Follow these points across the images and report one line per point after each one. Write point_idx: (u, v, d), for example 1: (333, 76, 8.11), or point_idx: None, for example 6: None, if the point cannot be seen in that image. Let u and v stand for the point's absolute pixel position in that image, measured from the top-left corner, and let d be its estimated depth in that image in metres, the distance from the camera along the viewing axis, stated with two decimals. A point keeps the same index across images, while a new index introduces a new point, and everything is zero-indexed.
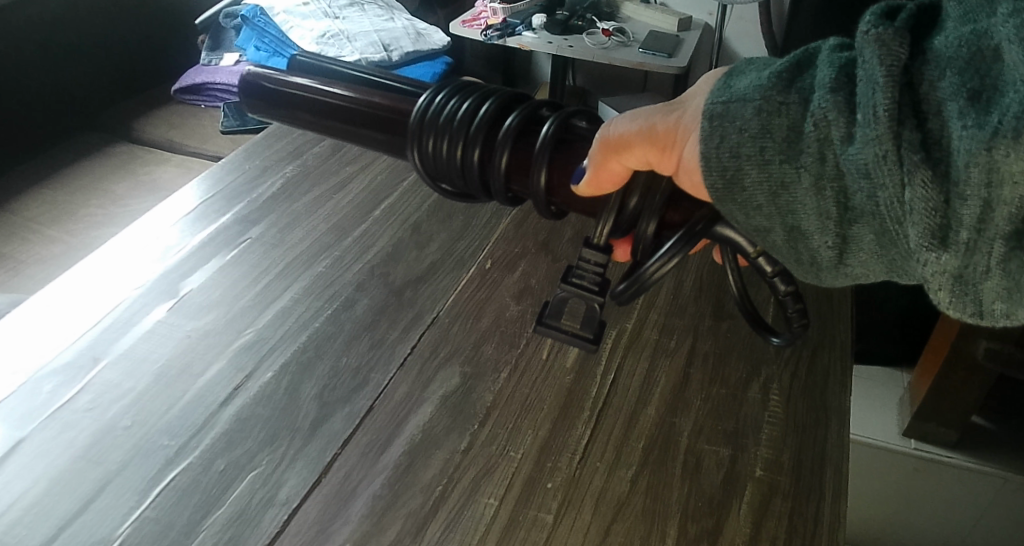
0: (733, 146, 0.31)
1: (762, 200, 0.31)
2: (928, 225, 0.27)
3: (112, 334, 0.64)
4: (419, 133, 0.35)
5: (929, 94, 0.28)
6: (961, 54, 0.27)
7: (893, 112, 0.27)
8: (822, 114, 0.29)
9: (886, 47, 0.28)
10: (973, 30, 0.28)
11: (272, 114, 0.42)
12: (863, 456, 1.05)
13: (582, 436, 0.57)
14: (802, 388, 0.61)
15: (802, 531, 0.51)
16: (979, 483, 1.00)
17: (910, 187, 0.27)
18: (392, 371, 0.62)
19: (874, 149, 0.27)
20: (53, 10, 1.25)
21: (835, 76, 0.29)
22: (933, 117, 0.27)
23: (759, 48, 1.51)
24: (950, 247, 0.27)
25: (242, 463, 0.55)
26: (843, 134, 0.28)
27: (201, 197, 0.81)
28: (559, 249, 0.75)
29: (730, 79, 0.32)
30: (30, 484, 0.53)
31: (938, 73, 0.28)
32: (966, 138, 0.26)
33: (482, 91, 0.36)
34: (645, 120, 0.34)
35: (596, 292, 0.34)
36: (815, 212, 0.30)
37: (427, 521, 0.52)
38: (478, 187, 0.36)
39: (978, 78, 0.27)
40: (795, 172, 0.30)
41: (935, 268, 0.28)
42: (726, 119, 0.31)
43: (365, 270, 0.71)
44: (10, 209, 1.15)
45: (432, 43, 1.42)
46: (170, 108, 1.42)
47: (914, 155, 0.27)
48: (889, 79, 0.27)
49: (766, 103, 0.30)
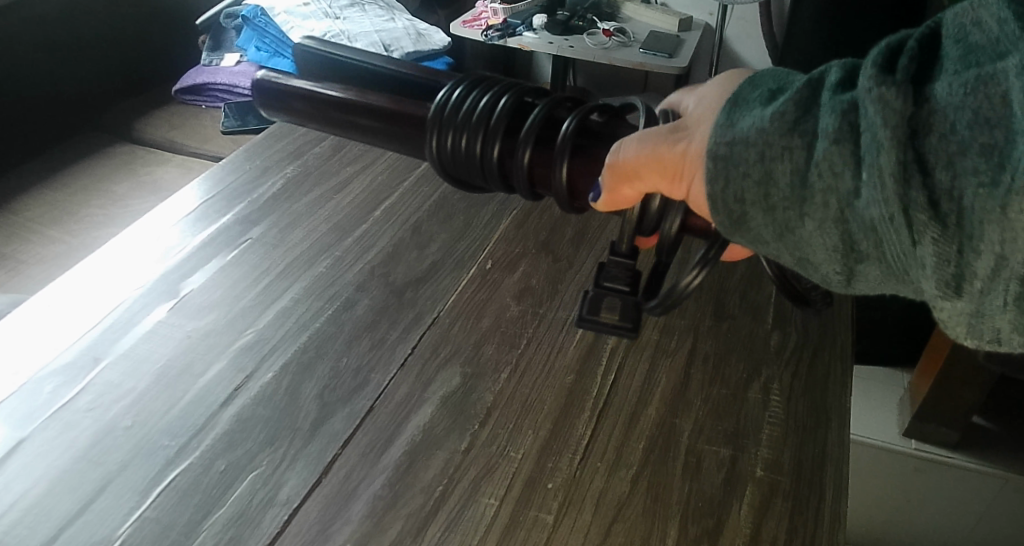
0: (738, 192, 0.30)
1: (769, 240, 0.31)
2: (939, 277, 0.27)
3: (113, 334, 0.64)
4: (438, 127, 0.35)
5: (937, 148, 0.26)
6: (968, 105, 0.26)
7: (899, 173, 0.26)
8: (827, 165, 0.28)
9: (889, 109, 0.26)
10: (979, 74, 0.26)
11: (282, 111, 0.41)
12: (863, 457, 1.05)
13: (582, 436, 0.57)
14: (802, 389, 0.61)
15: (803, 532, 0.51)
16: (979, 484, 1.00)
17: (922, 244, 0.27)
18: (393, 370, 0.62)
19: (881, 208, 0.27)
20: (53, 9, 1.25)
21: (837, 125, 0.28)
22: (939, 168, 0.26)
23: (760, 48, 1.51)
24: (964, 295, 0.27)
25: (242, 464, 0.55)
26: (851, 186, 0.28)
27: (202, 196, 0.81)
28: (560, 250, 0.75)
29: (733, 114, 0.31)
30: (30, 485, 0.53)
31: (946, 125, 0.26)
32: (982, 196, 0.25)
33: (503, 86, 0.36)
34: (654, 145, 0.32)
35: (628, 291, 0.37)
36: (822, 252, 0.30)
37: (427, 522, 0.51)
38: (497, 182, 0.36)
39: (989, 129, 0.26)
40: (800, 219, 0.29)
41: (948, 311, 0.28)
42: (729, 163, 0.30)
43: (365, 270, 0.71)
44: (10, 208, 1.15)
45: (432, 44, 1.42)
46: (170, 108, 1.42)
47: (922, 215, 0.26)
48: (894, 141, 0.26)
49: (769, 148, 0.29)
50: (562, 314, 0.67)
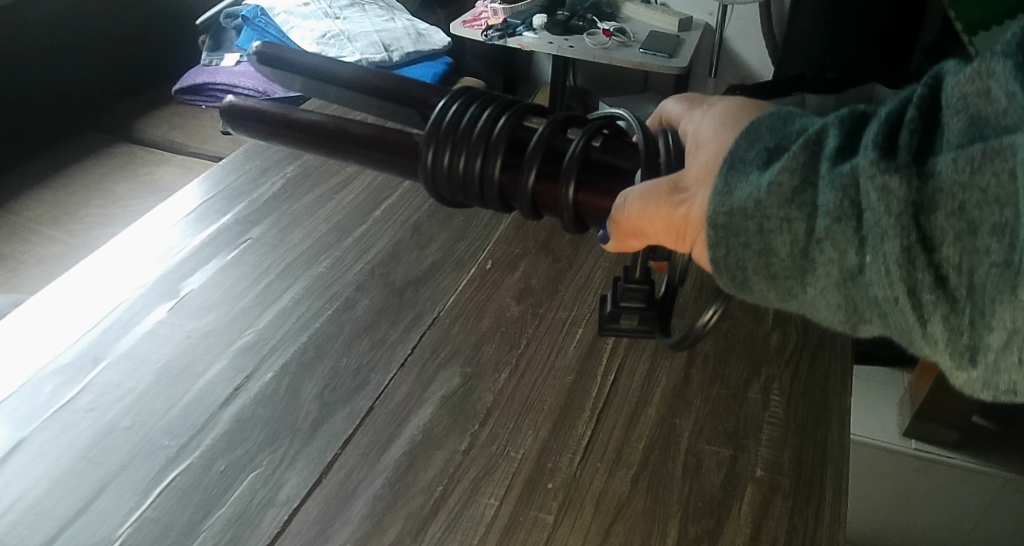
0: (740, 260, 0.31)
1: (774, 300, 0.32)
2: (953, 349, 0.28)
3: (112, 335, 0.64)
4: (434, 143, 0.31)
5: (943, 228, 0.27)
6: (974, 183, 0.26)
7: (903, 260, 0.27)
8: (829, 244, 0.29)
9: (892, 197, 0.27)
10: (984, 150, 0.26)
11: (246, 127, 0.36)
12: (862, 457, 1.05)
13: (582, 436, 0.57)
14: (802, 389, 0.61)
15: (802, 531, 0.51)
16: (979, 483, 1.00)
17: (931, 322, 0.28)
18: (393, 370, 0.62)
19: (886, 290, 0.28)
20: (53, 9, 1.25)
21: (840, 205, 0.28)
22: (946, 244, 0.27)
23: (760, 48, 1.51)
24: (978, 364, 0.28)
25: (242, 464, 0.55)
26: (855, 262, 0.29)
27: (201, 197, 0.81)
28: (559, 250, 0.75)
29: (731, 177, 0.31)
30: (29, 485, 0.53)
31: (954, 204, 0.27)
32: (995, 276, 0.27)
33: (501, 99, 0.33)
34: (664, 204, 0.31)
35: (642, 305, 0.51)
36: (824, 312, 0.31)
37: (427, 522, 0.51)
38: (495, 202, 0.32)
39: (998, 208, 0.26)
40: (802, 285, 0.31)
41: (965, 378, 0.29)
42: (730, 232, 0.31)
43: (365, 270, 0.71)
44: (10, 209, 1.15)
45: (432, 44, 1.42)
46: (170, 109, 1.42)
47: (930, 294, 0.28)
48: (898, 229, 0.27)
49: (767, 220, 0.30)
50: (562, 313, 0.67)
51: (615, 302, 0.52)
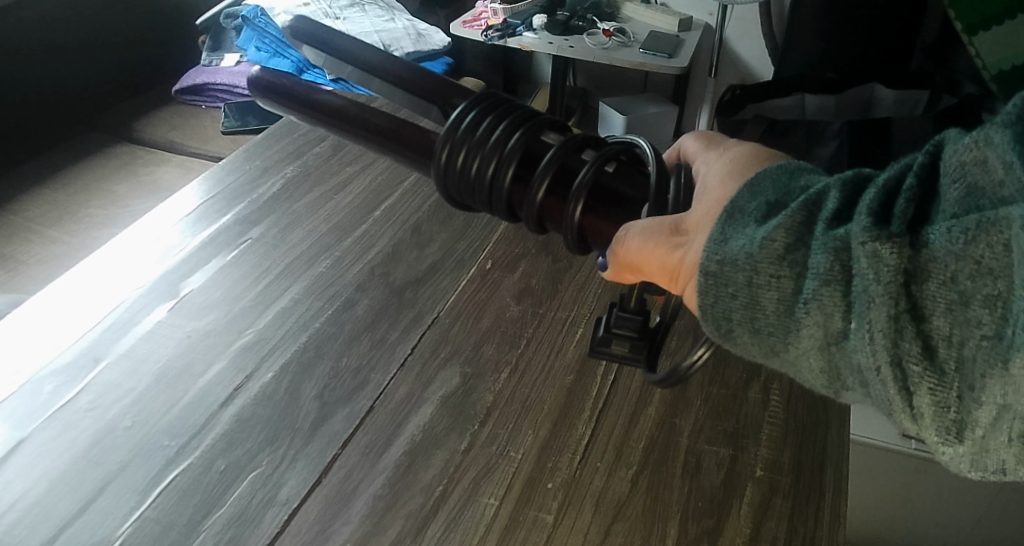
0: (724, 309, 0.31)
1: (757, 356, 0.32)
2: (938, 424, 0.27)
3: (113, 334, 0.64)
4: (447, 147, 0.31)
5: (936, 297, 0.26)
6: (968, 253, 0.26)
7: (889, 330, 0.26)
8: (817, 305, 0.28)
9: (883, 265, 0.26)
10: (979, 221, 0.25)
11: (259, 97, 0.35)
12: (863, 456, 1.04)
13: (582, 436, 0.57)
14: (801, 388, 0.61)
15: (802, 531, 0.51)
16: (976, 480, 1.01)
17: (917, 395, 0.27)
18: (393, 370, 0.62)
19: (870, 359, 0.27)
20: (53, 9, 1.25)
21: (830, 266, 0.27)
22: (937, 315, 0.27)
23: (760, 48, 1.51)
24: (965, 440, 0.27)
25: (242, 464, 0.55)
26: (840, 326, 0.28)
27: (202, 197, 0.81)
28: (559, 249, 0.75)
29: (727, 226, 0.31)
30: (30, 485, 0.53)
31: (946, 275, 0.26)
32: (985, 350, 0.26)
33: (520, 110, 0.32)
34: (660, 245, 0.31)
35: (636, 334, 0.42)
36: (808, 373, 0.30)
37: (427, 521, 0.52)
38: (501, 211, 0.32)
39: (992, 280, 0.25)
40: (785, 344, 0.30)
41: (949, 455, 0.28)
42: (718, 281, 0.30)
43: (365, 270, 0.71)
44: (10, 209, 1.15)
45: (432, 44, 1.42)
46: (170, 109, 1.42)
47: (917, 366, 0.27)
48: (887, 297, 0.26)
49: (756, 275, 0.29)
50: (562, 314, 0.67)
51: (605, 329, 0.43)
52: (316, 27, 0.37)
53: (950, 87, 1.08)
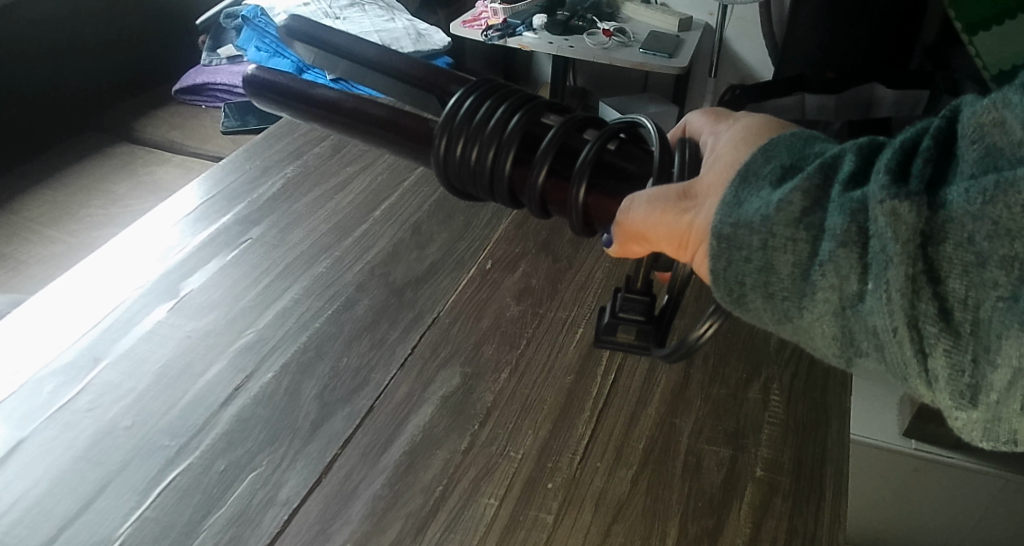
0: (738, 274, 0.30)
1: (769, 323, 0.31)
2: (953, 387, 0.27)
3: (113, 335, 0.64)
4: (446, 134, 0.31)
5: (950, 259, 0.26)
6: (988, 214, 0.25)
7: (907, 288, 0.26)
8: (831, 268, 0.28)
9: (900, 224, 0.26)
10: (998, 181, 0.25)
11: (256, 98, 0.35)
12: (862, 455, 1.04)
13: (582, 436, 0.57)
14: (802, 388, 0.61)
15: (803, 531, 0.51)
16: (977, 481, 1.00)
17: (932, 357, 0.27)
18: (393, 370, 0.62)
19: (886, 320, 0.27)
20: (53, 10, 1.25)
21: (846, 228, 0.28)
22: (953, 277, 0.26)
23: (759, 48, 1.51)
24: (979, 405, 0.27)
25: (242, 464, 0.55)
26: (856, 289, 0.28)
27: (202, 197, 0.81)
28: (559, 249, 0.75)
29: (742, 190, 0.31)
30: (31, 485, 0.53)
31: (963, 236, 0.26)
32: (1000, 312, 0.25)
33: (518, 94, 0.32)
34: (665, 209, 0.30)
35: (642, 318, 0.41)
36: (821, 341, 0.30)
37: (428, 522, 0.52)
38: (504, 198, 0.32)
39: (1008, 241, 0.25)
40: (799, 310, 0.30)
41: (963, 420, 0.28)
42: (732, 244, 0.30)
43: (365, 270, 0.71)
44: (10, 209, 1.15)
45: (432, 44, 1.41)
46: (170, 108, 1.42)
47: (933, 326, 0.26)
48: (904, 255, 0.26)
49: (772, 238, 0.29)
50: (562, 314, 0.67)
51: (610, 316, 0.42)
52: (311, 25, 0.38)
53: (950, 87, 1.08)
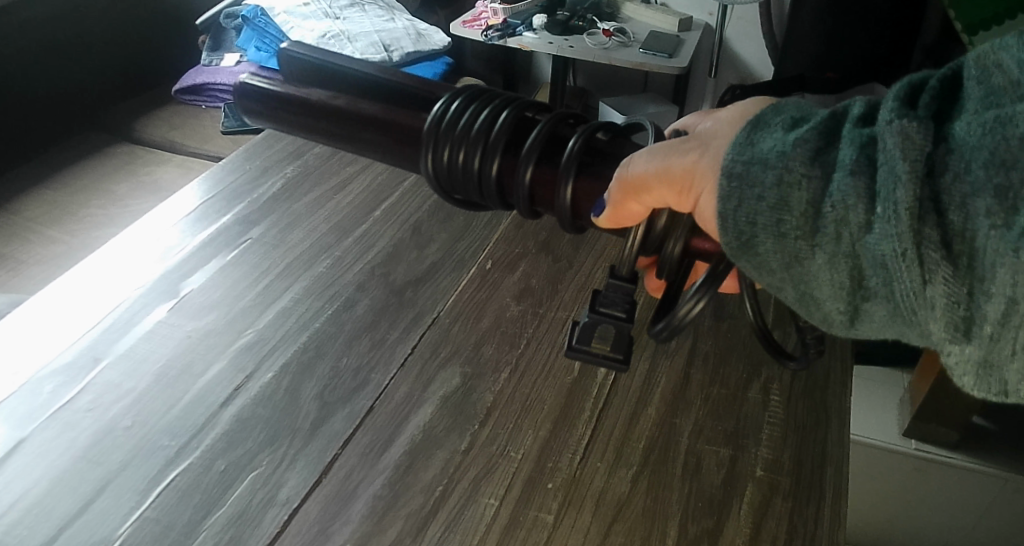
0: (750, 213, 0.29)
1: (774, 268, 0.30)
2: (948, 319, 0.27)
3: (112, 335, 0.64)
4: (433, 141, 0.32)
5: (952, 186, 0.27)
6: (986, 144, 0.26)
7: (914, 210, 0.26)
8: (842, 198, 0.28)
9: (909, 142, 0.27)
10: (998, 116, 0.27)
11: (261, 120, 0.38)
12: (862, 456, 1.05)
13: (582, 436, 0.57)
14: (802, 389, 0.61)
15: (803, 532, 0.51)
16: (977, 482, 1.00)
17: (932, 284, 0.27)
18: (393, 370, 0.62)
19: (894, 245, 0.26)
20: (53, 10, 1.25)
21: (856, 157, 0.28)
22: (953, 209, 0.27)
23: (759, 48, 1.51)
24: (973, 339, 0.27)
25: (242, 464, 0.55)
26: (863, 219, 0.27)
27: (202, 196, 0.81)
28: (560, 250, 0.75)
29: (754, 133, 0.31)
30: (30, 485, 0.53)
31: (962, 166, 0.27)
32: (995, 238, 0.26)
33: (501, 98, 0.32)
34: (662, 158, 0.31)
35: (624, 318, 0.32)
36: (829, 284, 0.29)
37: (427, 522, 0.51)
38: (495, 199, 0.33)
39: (1004, 171, 0.26)
40: (810, 248, 0.29)
41: (955, 357, 0.28)
42: (744, 182, 0.29)
43: (365, 270, 0.71)
44: (9, 208, 1.14)
45: (432, 44, 1.43)
46: (170, 108, 1.42)
47: (935, 253, 0.26)
48: (912, 175, 0.26)
49: (787, 173, 0.28)
50: (562, 314, 0.67)
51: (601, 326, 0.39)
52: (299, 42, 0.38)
53: None
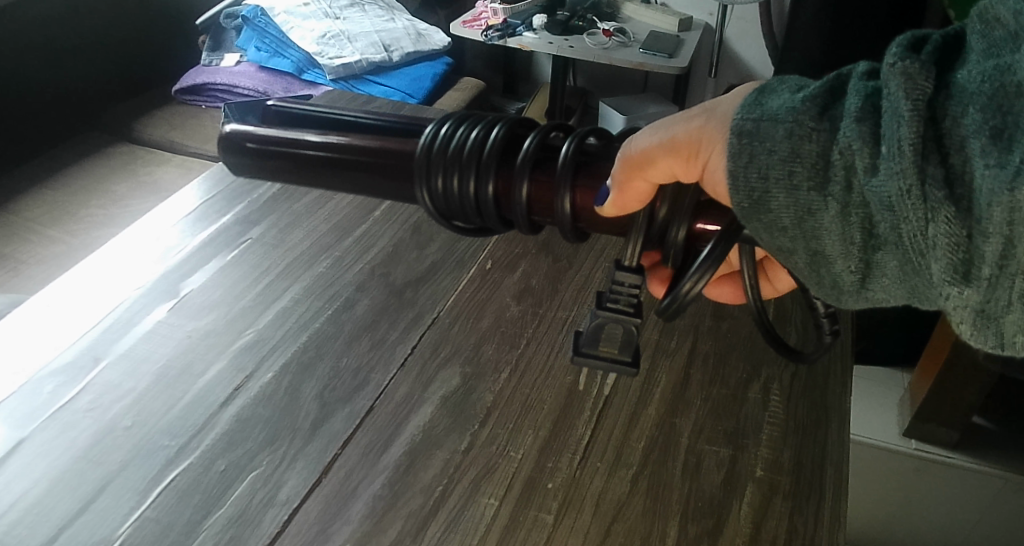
0: (761, 167, 0.29)
1: (785, 222, 0.30)
2: (949, 260, 0.27)
3: (112, 335, 0.64)
4: (426, 170, 0.32)
5: (953, 130, 0.27)
6: (984, 89, 0.26)
7: (918, 147, 0.26)
8: (847, 142, 0.28)
9: (913, 81, 0.27)
10: (997, 66, 0.27)
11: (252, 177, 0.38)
12: (863, 456, 1.05)
13: (582, 437, 0.57)
14: (802, 388, 0.61)
15: (803, 532, 0.51)
16: (977, 483, 1.00)
17: (934, 223, 0.26)
18: (393, 370, 0.62)
19: (898, 182, 0.26)
20: (54, 11, 1.25)
21: (861, 105, 0.28)
22: (954, 153, 0.26)
23: (759, 48, 1.51)
24: (972, 282, 0.27)
25: (242, 464, 0.55)
26: (869, 163, 0.27)
27: (202, 197, 0.81)
28: (559, 250, 0.75)
29: (762, 96, 0.31)
30: (31, 484, 0.53)
31: (960, 111, 0.27)
32: (990, 177, 0.25)
33: (487, 117, 0.33)
34: (665, 131, 0.33)
35: (633, 313, 0.32)
36: (839, 238, 0.29)
37: (427, 522, 0.51)
38: (496, 220, 0.32)
39: (1001, 115, 0.26)
40: (823, 200, 0.29)
41: (954, 301, 0.28)
42: (754, 138, 0.30)
43: (365, 271, 0.71)
44: (10, 209, 1.14)
45: (431, 44, 1.46)
46: (170, 109, 1.41)
47: (938, 191, 0.26)
48: (914, 114, 0.26)
49: (797, 125, 0.29)
50: (562, 314, 0.67)
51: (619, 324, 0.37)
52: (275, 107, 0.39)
53: None
